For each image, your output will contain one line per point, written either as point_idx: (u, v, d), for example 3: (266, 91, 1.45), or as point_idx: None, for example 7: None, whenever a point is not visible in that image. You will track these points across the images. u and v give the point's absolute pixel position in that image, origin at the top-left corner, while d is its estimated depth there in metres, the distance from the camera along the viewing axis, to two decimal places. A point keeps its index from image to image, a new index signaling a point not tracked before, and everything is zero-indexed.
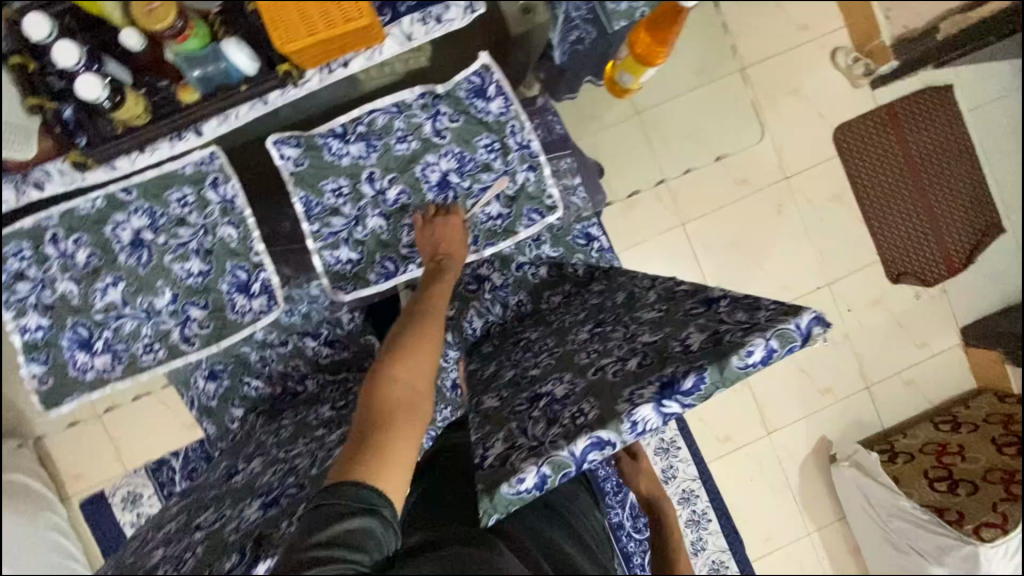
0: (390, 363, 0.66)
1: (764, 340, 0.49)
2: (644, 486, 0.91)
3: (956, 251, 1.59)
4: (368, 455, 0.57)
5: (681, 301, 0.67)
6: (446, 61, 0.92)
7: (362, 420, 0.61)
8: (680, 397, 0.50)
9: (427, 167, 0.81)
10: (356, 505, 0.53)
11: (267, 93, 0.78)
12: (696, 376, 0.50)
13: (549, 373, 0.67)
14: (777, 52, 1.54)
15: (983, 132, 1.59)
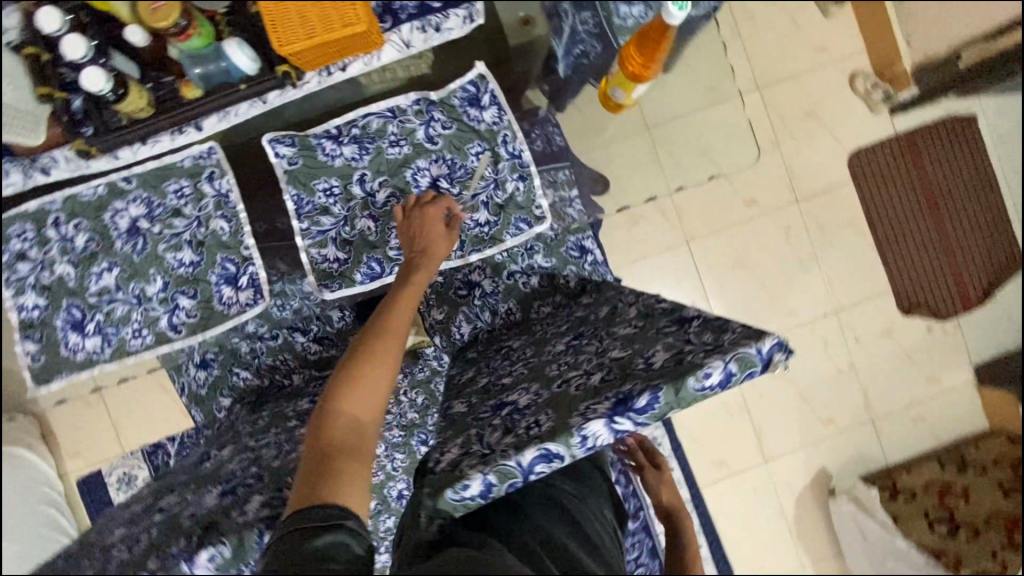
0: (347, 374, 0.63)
1: (722, 363, 0.48)
2: (666, 497, 0.94)
3: (972, 285, 1.54)
4: (324, 484, 0.54)
5: (657, 319, 0.66)
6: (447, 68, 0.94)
7: (319, 438, 0.59)
8: (633, 414, 0.49)
9: (417, 172, 0.82)
10: (322, 521, 0.50)
11: (267, 94, 0.81)
12: (651, 395, 0.48)
13: (518, 383, 0.67)
14: (793, 73, 1.52)
15: (1008, 165, 1.54)
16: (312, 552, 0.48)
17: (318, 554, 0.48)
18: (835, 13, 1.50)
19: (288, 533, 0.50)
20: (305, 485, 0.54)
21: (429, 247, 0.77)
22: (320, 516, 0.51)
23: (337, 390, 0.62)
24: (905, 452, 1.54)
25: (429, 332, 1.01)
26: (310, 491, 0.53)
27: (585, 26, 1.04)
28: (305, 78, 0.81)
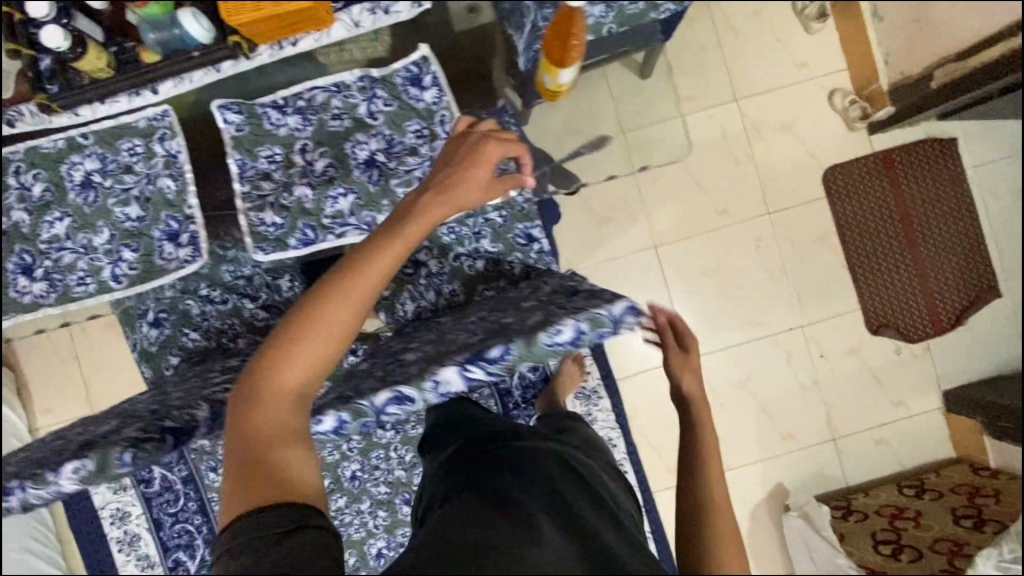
0: (282, 356, 0.60)
1: (574, 321, 0.52)
2: (686, 382, 0.78)
3: (945, 310, 1.52)
4: (268, 482, 0.55)
5: (553, 296, 0.71)
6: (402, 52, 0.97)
7: (254, 429, 0.58)
8: (484, 364, 0.54)
9: (356, 145, 0.85)
10: (281, 525, 0.52)
11: (221, 63, 0.85)
12: (503, 347, 0.53)
13: (421, 346, 0.70)
14: (774, 86, 1.52)
15: (986, 191, 1.53)
16: (293, 550, 0.50)
17: (297, 553, 0.50)
18: (818, 29, 1.50)
19: (250, 539, 0.51)
20: (253, 479, 0.55)
21: (447, 194, 0.67)
22: (284, 516, 0.53)
23: (268, 372, 0.59)
24: (866, 474, 1.52)
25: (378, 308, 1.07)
26: (258, 492, 0.54)
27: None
28: (257, 50, 0.85)
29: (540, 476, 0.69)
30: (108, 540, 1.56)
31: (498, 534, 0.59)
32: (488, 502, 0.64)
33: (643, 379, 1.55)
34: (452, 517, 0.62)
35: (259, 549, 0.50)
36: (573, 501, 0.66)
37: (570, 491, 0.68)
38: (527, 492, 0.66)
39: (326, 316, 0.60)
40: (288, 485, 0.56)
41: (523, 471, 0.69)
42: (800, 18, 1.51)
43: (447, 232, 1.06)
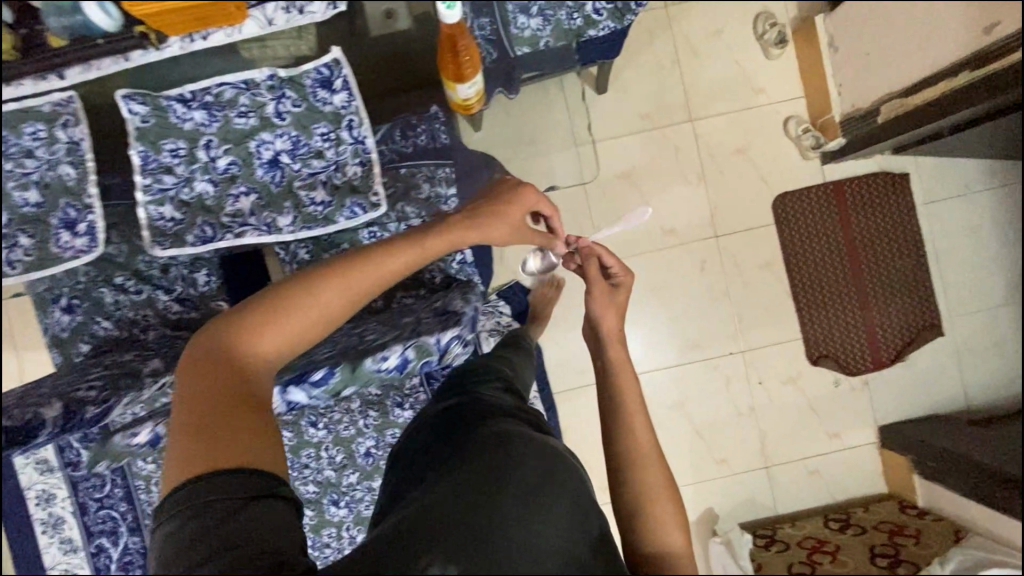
0: (275, 317, 0.61)
1: (400, 350, 0.76)
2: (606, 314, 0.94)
3: (885, 344, 1.52)
4: (233, 444, 0.54)
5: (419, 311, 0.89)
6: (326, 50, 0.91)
7: (227, 384, 0.58)
8: (310, 382, 0.75)
9: (261, 144, 0.84)
10: (242, 494, 0.52)
11: (130, 52, 0.84)
12: (326, 371, 0.75)
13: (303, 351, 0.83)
14: (731, 109, 1.52)
15: (935, 228, 1.53)
16: (252, 521, 0.51)
17: (253, 528, 0.51)
18: (777, 54, 1.50)
19: (206, 504, 0.51)
20: (211, 436, 0.54)
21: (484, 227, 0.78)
22: (252, 483, 0.53)
23: (255, 330, 0.60)
24: (797, 504, 1.52)
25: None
26: (222, 452, 0.54)
27: (482, 31, 1.06)
28: (167, 42, 0.85)
29: (528, 453, 0.63)
30: (33, 522, 1.54)
31: (453, 511, 0.56)
32: (470, 470, 0.61)
33: (583, 393, 1.54)
34: (436, 481, 0.61)
35: (216, 518, 0.51)
36: (550, 502, 0.60)
37: (550, 491, 0.61)
38: (508, 472, 0.60)
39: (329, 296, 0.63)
40: (250, 450, 0.55)
41: (496, 449, 0.63)
42: (759, 41, 1.50)
43: (368, 236, 1.00)
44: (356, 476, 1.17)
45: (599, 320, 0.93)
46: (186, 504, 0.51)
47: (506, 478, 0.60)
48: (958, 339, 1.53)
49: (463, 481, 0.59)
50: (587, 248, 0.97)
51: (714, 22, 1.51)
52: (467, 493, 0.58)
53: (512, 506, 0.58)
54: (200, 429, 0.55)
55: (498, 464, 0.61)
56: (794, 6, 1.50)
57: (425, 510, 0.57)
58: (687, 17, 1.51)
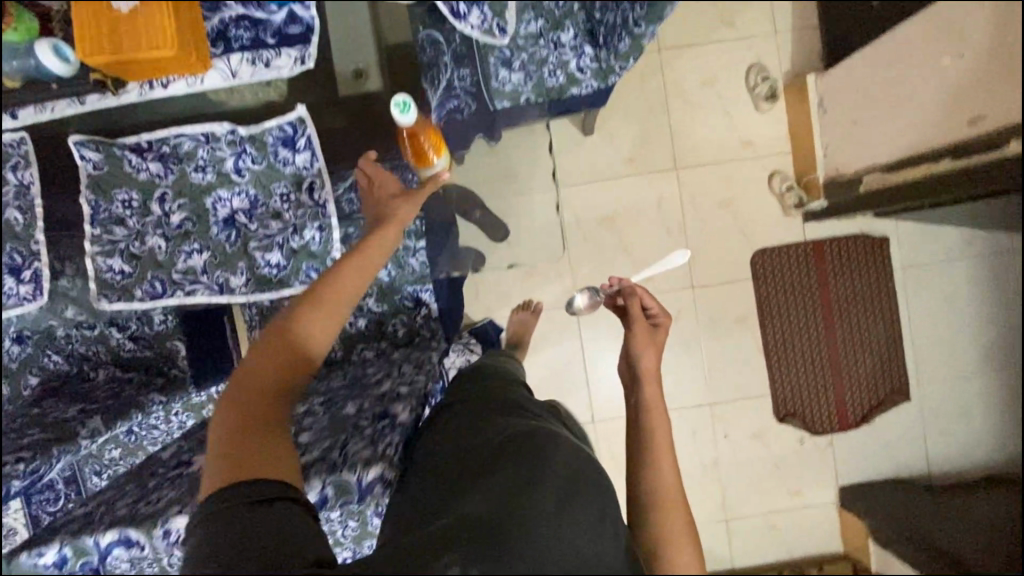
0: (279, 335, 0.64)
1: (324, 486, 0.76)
2: (642, 348, 0.84)
3: (853, 405, 1.53)
4: (253, 457, 0.56)
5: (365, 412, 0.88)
6: (291, 103, 0.85)
7: (244, 405, 0.60)
8: None
9: (218, 201, 0.82)
10: (263, 499, 0.53)
11: (86, 95, 0.81)
12: None
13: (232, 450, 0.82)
14: (717, 160, 1.50)
15: (910, 294, 1.53)
16: (266, 526, 0.51)
17: (271, 531, 0.51)
18: (768, 108, 1.49)
19: (228, 506, 0.52)
20: (233, 447, 0.56)
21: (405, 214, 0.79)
22: (270, 491, 0.54)
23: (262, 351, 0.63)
24: (752, 559, 1.53)
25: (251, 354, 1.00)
26: (243, 465, 0.55)
27: (461, 82, 1.01)
28: (125, 88, 0.81)
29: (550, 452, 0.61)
30: None
31: (478, 515, 0.55)
32: (500, 480, 0.58)
33: None
34: (460, 498, 0.59)
35: (236, 530, 0.51)
36: (565, 488, 0.57)
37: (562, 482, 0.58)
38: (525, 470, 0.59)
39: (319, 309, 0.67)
40: (275, 456, 0.57)
41: (501, 454, 0.62)
42: (750, 94, 1.49)
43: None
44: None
45: (637, 356, 0.83)
46: (213, 513, 0.52)
47: (518, 481, 0.58)
48: (926, 402, 1.54)
49: (495, 492, 0.57)
50: (627, 287, 0.93)
51: (706, 71, 1.49)
52: (496, 507, 0.56)
53: (539, 515, 0.55)
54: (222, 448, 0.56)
55: (512, 466, 0.59)
56: (788, 62, 1.49)
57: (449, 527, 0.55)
58: (681, 64, 1.49)
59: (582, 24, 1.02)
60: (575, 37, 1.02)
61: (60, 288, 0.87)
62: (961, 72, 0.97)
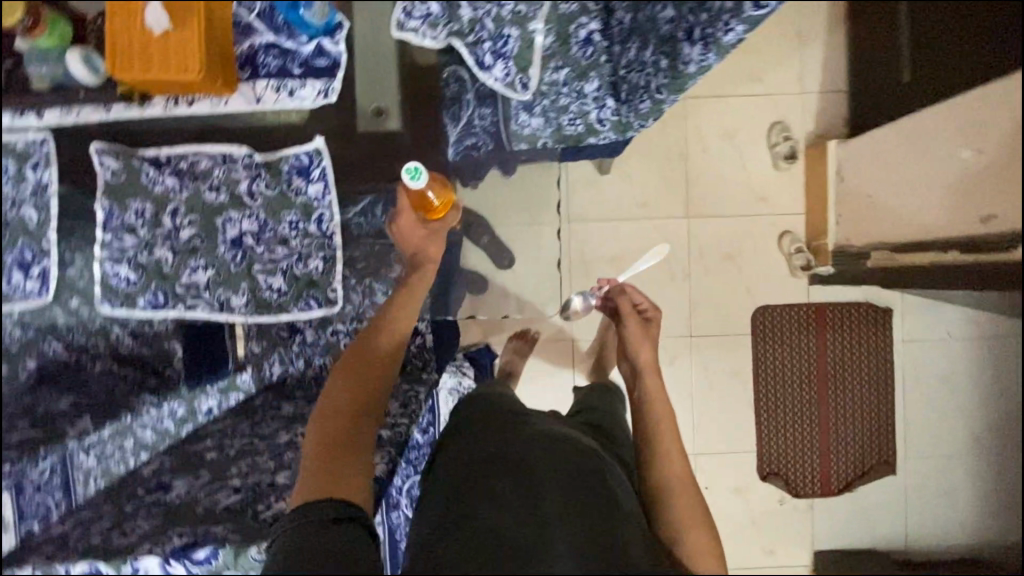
0: (342, 381, 0.79)
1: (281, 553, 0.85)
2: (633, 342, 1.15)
3: (837, 472, 1.53)
4: (330, 480, 0.67)
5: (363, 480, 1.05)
6: (309, 134, 0.85)
7: (321, 437, 0.73)
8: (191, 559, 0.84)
9: (228, 222, 0.84)
10: (333, 516, 0.63)
11: (112, 104, 0.81)
12: (209, 552, 0.84)
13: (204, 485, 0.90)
14: (729, 212, 1.50)
15: (909, 369, 1.52)
16: (333, 540, 0.61)
17: (340, 543, 0.61)
18: (786, 168, 1.49)
19: (309, 519, 0.63)
20: (317, 469, 0.69)
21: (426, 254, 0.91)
22: (339, 509, 0.64)
23: (332, 393, 0.77)
24: None
25: (246, 358, 1.02)
26: (322, 483, 0.67)
27: (481, 121, 0.88)
28: (151, 100, 0.81)
29: (547, 466, 0.75)
30: None
31: (507, 518, 0.69)
32: (514, 497, 0.71)
33: None
34: (481, 507, 0.71)
35: (317, 538, 0.61)
36: (572, 497, 0.71)
37: (571, 492, 0.71)
38: (533, 487, 0.72)
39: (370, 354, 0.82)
40: (344, 478, 0.68)
41: (513, 470, 0.75)
42: (770, 151, 1.50)
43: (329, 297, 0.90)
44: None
45: (635, 352, 1.13)
46: (296, 526, 0.63)
47: (530, 490, 0.71)
48: (915, 478, 1.53)
49: (513, 500, 0.71)
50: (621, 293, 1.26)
51: (728, 124, 1.50)
52: (519, 518, 0.69)
53: (558, 524, 0.67)
54: (310, 469, 0.69)
55: (522, 480, 0.73)
56: (811, 123, 1.50)
57: (479, 539, 0.67)
58: (704, 113, 1.50)
59: (607, 77, 1.02)
60: (598, 89, 1.03)
61: (67, 278, 0.86)
62: (978, 167, 0.97)
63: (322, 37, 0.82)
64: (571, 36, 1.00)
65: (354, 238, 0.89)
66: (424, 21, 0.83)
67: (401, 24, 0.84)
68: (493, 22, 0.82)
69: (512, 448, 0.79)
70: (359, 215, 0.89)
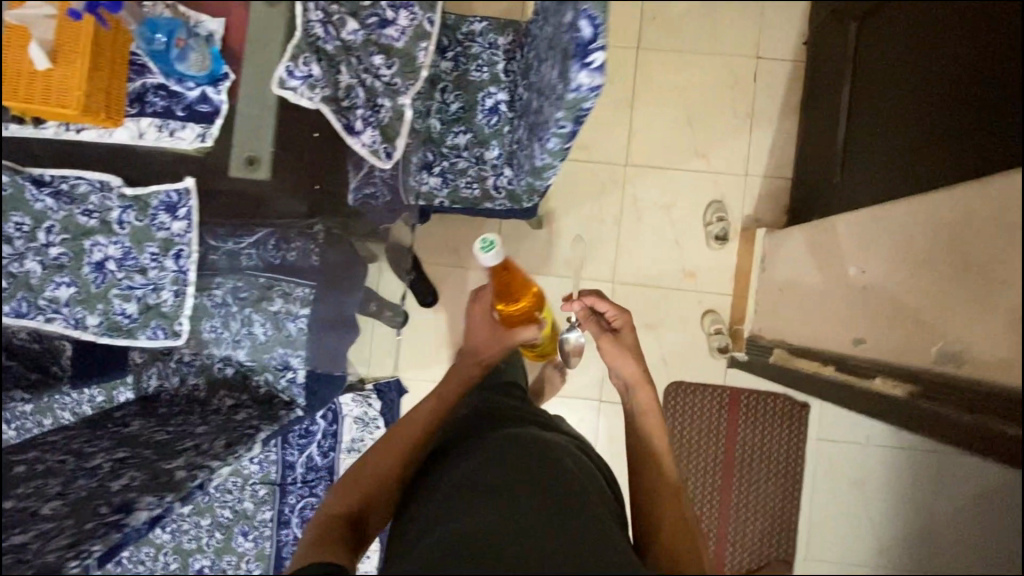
0: (372, 452, 0.87)
1: None
2: (614, 361, 1.00)
3: (732, 562, 1.48)
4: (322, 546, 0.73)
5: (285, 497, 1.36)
6: (177, 174, 0.88)
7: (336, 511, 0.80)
8: None
9: (95, 245, 0.88)
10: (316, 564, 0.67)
11: (6, 123, 0.86)
12: None
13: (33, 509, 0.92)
14: (656, 285, 1.49)
15: (820, 468, 1.48)
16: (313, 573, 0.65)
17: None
18: (717, 248, 1.48)
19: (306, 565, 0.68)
20: (322, 534, 0.75)
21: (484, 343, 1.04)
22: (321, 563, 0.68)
23: (354, 469, 0.86)
24: None
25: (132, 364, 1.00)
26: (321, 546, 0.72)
27: (381, 175, 0.96)
28: (44, 124, 0.87)
29: (538, 469, 0.73)
30: None
31: (516, 505, 0.66)
32: (514, 490, 0.68)
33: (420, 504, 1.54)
34: (485, 494, 0.68)
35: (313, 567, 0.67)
36: (572, 502, 0.68)
37: (564, 495, 0.69)
38: (528, 483, 0.70)
39: (402, 428, 0.90)
40: (327, 545, 0.73)
41: (513, 464, 0.73)
42: (704, 229, 1.48)
43: (208, 329, 0.97)
44: (270, 513, 1.35)
45: (619, 369, 0.99)
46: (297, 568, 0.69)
47: (524, 483, 0.70)
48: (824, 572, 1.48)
49: (516, 501, 0.67)
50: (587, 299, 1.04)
51: (667, 196, 1.50)
52: (524, 512, 0.65)
53: (561, 525, 0.64)
54: (321, 534, 0.75)
55: (520, 476, 0.71)
56: (749, 207, 1.48)
57: (483, 526, 0.64)
58: (644, 181, 1.50)
59: (508, 146, 1.07)
60: (497, 157, 1.07)
61: None
62: (863, 282, 0.95)
63: (207, 86, 0.87)
64: (477, 103, 1.07)
65: (241, 267, 0.95)
66: (304, 81, 0.85)
67: (282, 82, 0.85)
68: (365, 92, 0.89)
69: (509, 442, 0.78)
70: (251, 247, 0.94)
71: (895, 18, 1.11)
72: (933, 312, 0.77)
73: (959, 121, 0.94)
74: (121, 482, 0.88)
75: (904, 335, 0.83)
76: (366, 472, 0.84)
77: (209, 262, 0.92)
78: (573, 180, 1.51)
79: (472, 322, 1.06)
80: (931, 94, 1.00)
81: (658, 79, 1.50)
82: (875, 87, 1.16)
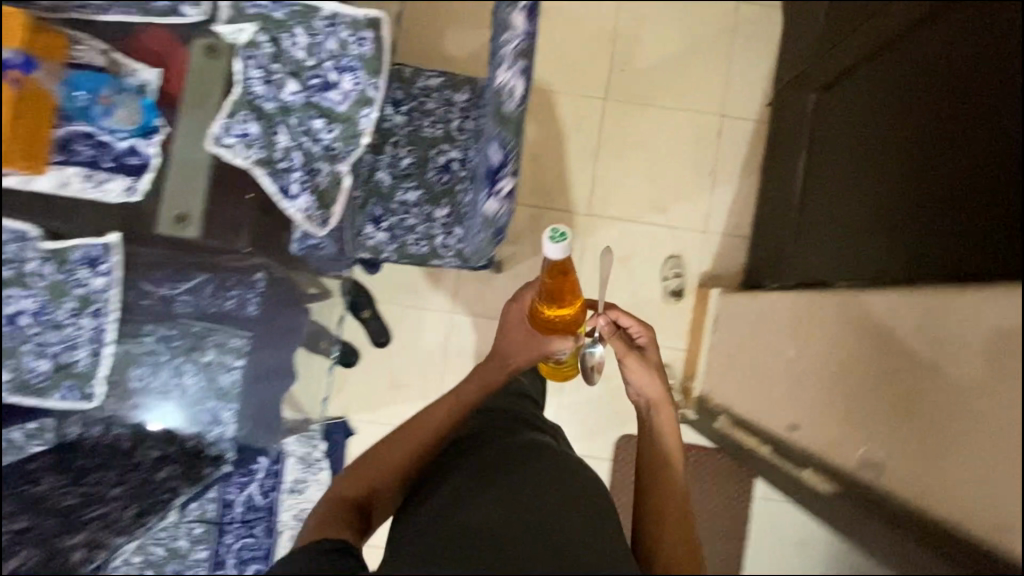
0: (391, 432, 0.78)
1: None
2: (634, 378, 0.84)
3: None
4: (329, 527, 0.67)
5: None
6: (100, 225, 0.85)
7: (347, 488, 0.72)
8: None
9: (9, 298, 0.84)
10: (327, 546, 0.63)
11: None
12: None
13: None
14: None
15: (763, 530, 1.48)
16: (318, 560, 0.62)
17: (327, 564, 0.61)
18: (673, 303, 1.48)
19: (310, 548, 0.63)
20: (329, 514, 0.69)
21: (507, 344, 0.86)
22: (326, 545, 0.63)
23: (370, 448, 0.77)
24: None
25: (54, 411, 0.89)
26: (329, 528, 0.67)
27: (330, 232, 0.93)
28: None
29: (543, 474, 0.73)
30: None
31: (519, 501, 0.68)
32: (517, 489, 0.70)
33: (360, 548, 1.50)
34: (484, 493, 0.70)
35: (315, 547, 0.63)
36: (569, 500, 0.70)
37: (565, 495, 0.70)
38: (528, 485, 0.71)
39: (426, 411, 0.80)
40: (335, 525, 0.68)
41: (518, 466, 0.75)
42: (661, 284, 1.48)
43: (136, 377, 0.90)
44: (207, 552, 1.20)
45: (637, 386, 0.84)
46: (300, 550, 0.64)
47: (527, 478, 0.72)
48: None
49: (516, 504, 0.67)
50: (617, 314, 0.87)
51: (627, 246, 1.49)
52: (521, 513, 0.66)
53: (557, 529, 0.65)
54: (330, 511, 0.70)
55: (524, 476, 0.73)
56: (706, 264, 1.49)
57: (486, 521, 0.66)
58: (605, 231, 1.49)
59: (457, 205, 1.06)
60: (447, 216, 1.05)
61: None
62: (797, 365, 0.96)
63: (138, 138, 0.85)
64: (429, 160, 1.05)
65: (174, 315, 0.90)
66: (240, 140, 0.85)
67: (217, 140, 0.85)
68: (302, 156, 0.87)
69: (516, 447, 0.79)
70: (188, 292, 0.90)
71: (847, 97, 1.12)
72: (912, 331, 0.73)
73: (902, 202, 0.94)
74: (15, 562, 0.92)
75: (834, 428, 0.83)
76: (383, 452, 0.76)
77: (137, 311, 0.88)
78: (534, 226, 1.49)
79: (506, 318, 0.88)
80: (913, 156, 0.92)
81: (625, 129, 1.50)
82: (834, 152, 1.17)
